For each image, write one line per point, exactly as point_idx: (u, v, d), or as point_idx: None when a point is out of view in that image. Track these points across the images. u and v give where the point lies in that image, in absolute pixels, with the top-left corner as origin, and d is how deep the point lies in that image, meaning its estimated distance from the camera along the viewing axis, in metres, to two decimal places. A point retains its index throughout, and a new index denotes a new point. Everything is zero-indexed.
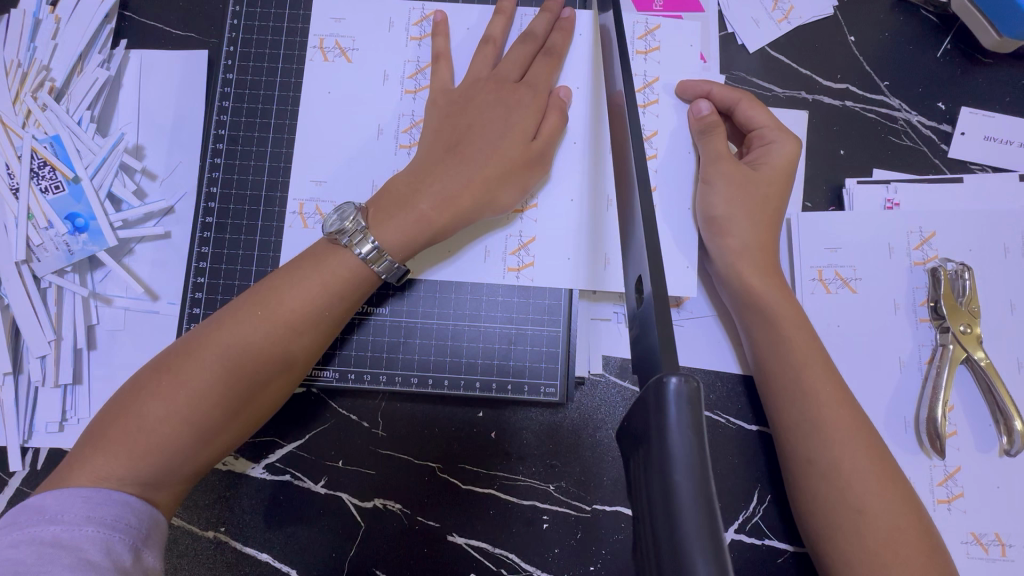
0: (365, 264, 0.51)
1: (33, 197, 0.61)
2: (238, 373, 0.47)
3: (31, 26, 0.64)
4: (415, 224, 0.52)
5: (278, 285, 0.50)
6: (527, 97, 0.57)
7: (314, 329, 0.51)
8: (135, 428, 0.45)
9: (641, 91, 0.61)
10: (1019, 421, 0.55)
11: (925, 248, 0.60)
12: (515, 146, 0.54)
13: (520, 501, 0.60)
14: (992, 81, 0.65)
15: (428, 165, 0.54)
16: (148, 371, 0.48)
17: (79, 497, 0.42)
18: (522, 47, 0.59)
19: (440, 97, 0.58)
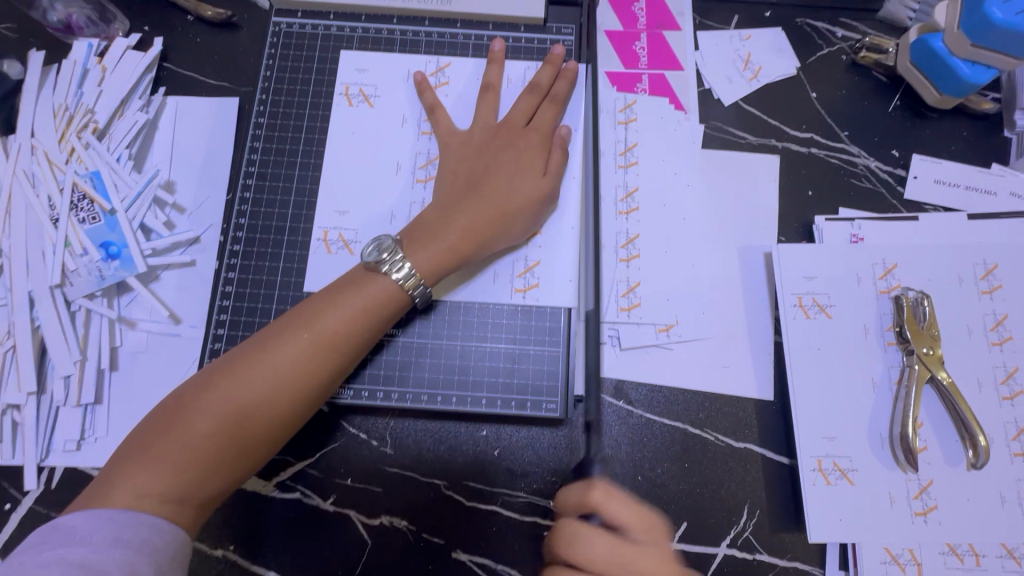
0: (401, 288, 0.56)
1: (71, 226, 0.65)
2: (278, 393, 0.51)
3: (79, 75, 0.71)
4: (446, 253, 0.58)
5: (318, 309, 0.54)
6: (536, 141, 0.64)
7: (349, 351, 0.55)
8: (177, 444, 0.48)
9: (623, 155, 0.72)
10: (983, 437, 0.59)
11: (889, 278, 0.66)
12: (527, 182, 0.61)
13: (522, 518, 0.63)
14: (937, 132, 0.73)
15: (450, 201, 0.60)
16: (190, 388, 0.51)
17: (108, 518, 0.44)
18: (529, 96, 0.66)
19: (452, 141, 0.65)
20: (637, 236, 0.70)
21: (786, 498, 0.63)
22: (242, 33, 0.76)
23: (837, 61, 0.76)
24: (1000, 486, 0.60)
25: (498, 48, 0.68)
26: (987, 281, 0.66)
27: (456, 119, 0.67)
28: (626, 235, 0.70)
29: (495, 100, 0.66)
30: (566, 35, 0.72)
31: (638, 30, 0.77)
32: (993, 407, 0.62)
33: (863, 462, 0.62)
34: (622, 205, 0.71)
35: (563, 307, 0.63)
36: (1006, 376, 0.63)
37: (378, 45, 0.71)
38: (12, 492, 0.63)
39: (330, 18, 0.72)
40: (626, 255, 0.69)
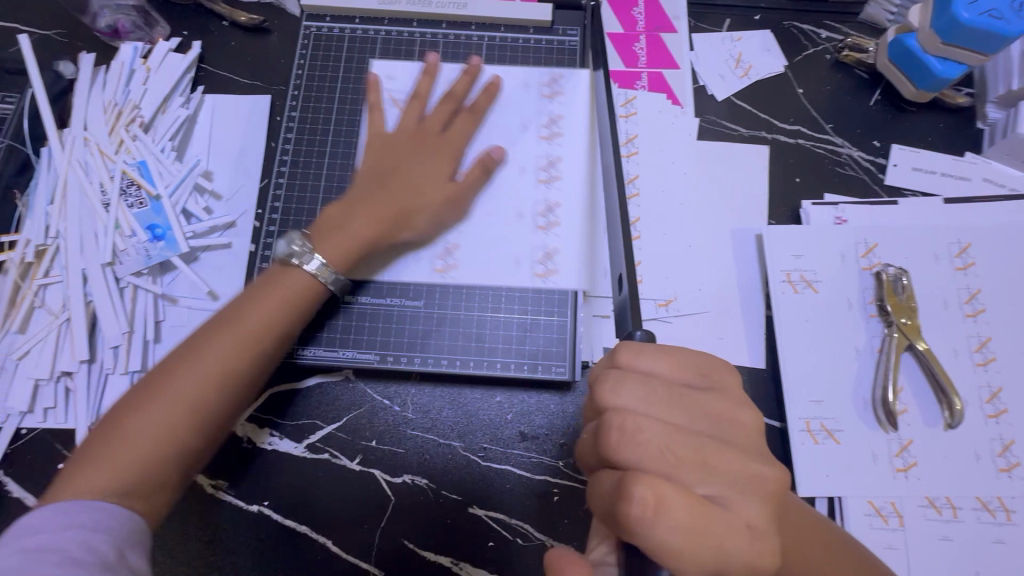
0: (317, 278, 0.60)
1: (120, 211, 0.72)
2: (213, 384, 0.54)
3: (126, 74, 0.77)
4: (345, 245, 0.61)
5: (241, 305, 0.58)
6: (446, 146, 0.67)
7: (274, 342, 0.58)
8: (116, 444, 0.50)
9: (624, 145, 0.79)
10: (957, 399, 0.65)
11: (871, 256, 0.72)
12: (434, 186, 0.65)
13: (534, 476, 0.68)
14: (915, 124, 0.80)
15: (358, 197, 0.64)
16: (131, 394, 0.53)
17: (60, 508, 0.46)
18: (444, 105, 0.69)
19: (376, 142, 0.68)
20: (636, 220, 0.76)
21: (778, 458, 0.68)
22: (273, 37, 0.83)
23: (821, 60, 0.82)
24: (975, 445, 0.66)
25: (474, 61, 0.72)
26: (962, 258, 0.71)
27: (387, 119, 0.72)
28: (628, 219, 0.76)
29: (419, 110, 0.69)
30: (571, 36, 0.78)
31: (637, 32, 0.83)
32: (968, 373, 0.68)
33: (848, 423, 0.67)
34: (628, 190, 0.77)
35: (570, 284, 0.67)
36: (979, 344, 0.69)
37: (399, 46, 0.78)
38: (65, 453, 0.68)
39: (356, 22, 0.78)
40: None
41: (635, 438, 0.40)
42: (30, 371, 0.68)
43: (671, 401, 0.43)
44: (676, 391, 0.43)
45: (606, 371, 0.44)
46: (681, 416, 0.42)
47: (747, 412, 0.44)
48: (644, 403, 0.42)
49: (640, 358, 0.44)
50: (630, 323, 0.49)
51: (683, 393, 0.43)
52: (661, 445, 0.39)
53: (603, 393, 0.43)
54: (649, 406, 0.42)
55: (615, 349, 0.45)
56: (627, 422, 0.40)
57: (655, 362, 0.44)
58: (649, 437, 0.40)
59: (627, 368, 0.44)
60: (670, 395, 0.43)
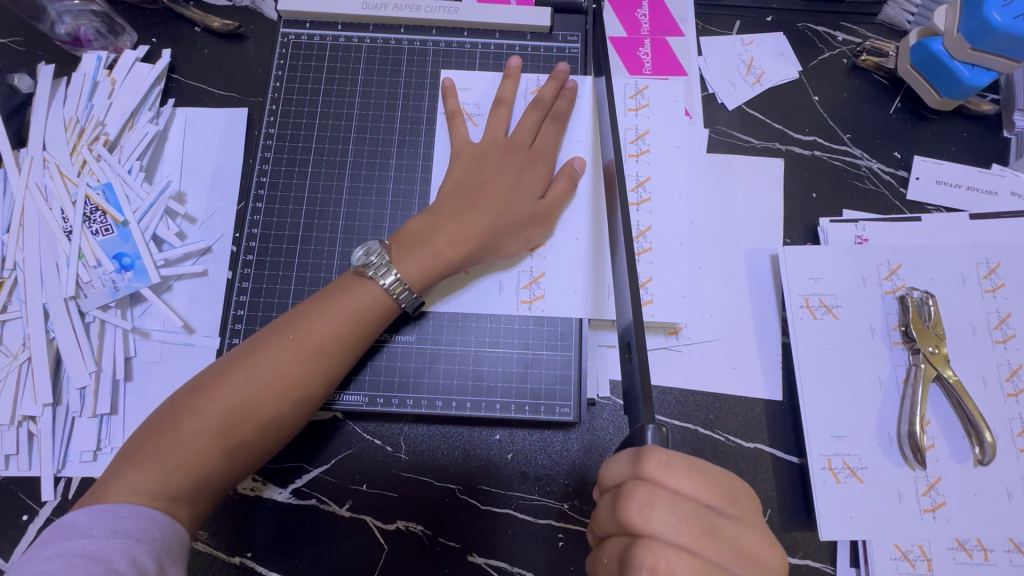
0: (389, 293, 0.56)
1: (84, 239, 0.66)
2: (266, 398, 0.51)
3: (89, 88, 0.71)
4: (433, 259, 0.58)
5: (311, 310, 0.55)
6: (539, 162, 0.64)
7: (340, 355, 0.55)
8: (168, 444, 0.49)
9: (634, 142, 0.70)
10: (989, 433, 0.60)
11: (894, 278, 0.67)
12: (524, 201, 0.62)
13: (537, 521, 0.63)
14: (937, 133, 0.75)
15: (445, 209, 0.60)
16: (188, 391, 0.52)
17: (107, 512, 0.45)
18: (533, 113, 0.66)
19: (462, 149, 0.65)
20: (649, 228, 0.68)
21: (797, 498, 0.64)
22: (249, 44, 0.77)
23: (838, 65, 0.77)
24: (1007, 482, 0.61)
25: (516, 62, 0.69)
26: (990, 279, 0.67)
27: (470, 131, 0.68)
28: (637, 227, 0.68)
29: (463, 124, 0.67)
30: (572, 42, 0.72)
31: (641, 36, 0.77)
32: (999, 404, 0.64)
33: (871, 460, 0.63)
34: (633, 196, 0.69)
35: (574, 312, 0.63)
36: (1010, 373, 0.64)
37: (386, 55, 0.72)
38: (29, 504, 0.63)
39: (338, 29, 0.73)
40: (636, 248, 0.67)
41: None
42: None
43: (700, 530, 0.38)
44: (704, 522, 0.39)
45: (631, 488, 0.39)
46: (709, 549, 0.38)
47: (768, 547, 0.40)
48: (674, 536, 0.38)
49: (669, 473, 0.39)
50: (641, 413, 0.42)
51: (710, 524, 0.39)
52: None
53: (631, 517, 0.38)
54: (680, 538, 0.38)
55: (640, 455, 0.39)
56: (659, 562, 0.37)
57: (686, 483, 0.39)
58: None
59: (654, 484, 0.39)
60: (698, 525, 0.39)
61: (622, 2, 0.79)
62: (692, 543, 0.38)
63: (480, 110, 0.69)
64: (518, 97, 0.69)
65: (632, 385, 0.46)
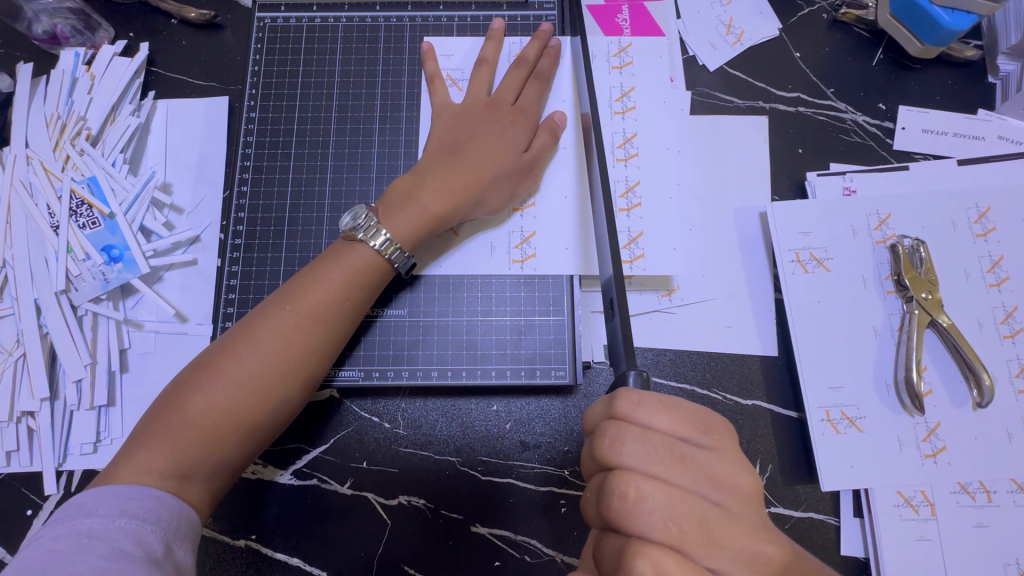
0: (380, 255, 0.56)
1: (72, 232, 0.66)
2: (268, 371, 0.51)
3: (69, 84, 0.71)
4: (419, 217, 0.58)
5: (304, 281, 0.55)
6: (520, 120, 0.63)
7: (338, 324, 0.55)
8: (174, 424, 0.49)
9: (620, 100, 0.70)
10: (986, 376, 0.60)
11: (884, 228, 0.67)
12: (508, 154, 0.61)
13: (537, 488, 0.63)
14: (921, 82, 0.74)
15: (427, 167, 0.60)
16: (189, 371, 0.52)
17: (113, 492, 0.45)
18: (516, 72, 0.65)
19: (443, 111, 0.65)
20: (639, 183, 0.68)
21: (797, 452, 0.64)
22: (227, 33, 0.77)
23: (818, 20, 0.77)
24: (1007, 423, 0.61)
25: (496, 26, 0.68)
26: (981, 224, 0.66)
27: (452, 95, 0.68)
28: (627, 183, 0.68)
29: (443, 87, 0.67)
30: (549, 10, 0.72)
31: (619, 2, 0.76)
32: (996, 347, 0.63)
33: (870, 410, 0.62)
34: (621, 151, 0.68)
35: (565, 274, 0.64)
36: (1005, 315, 0.64)
37: (362, 33, 0.72)
38: (32, 499, 0.63)
39: (313, 10, 0.72)
40: (626, 205, 0.67)
41: (636, 505, 0.37)
42: None
43: (673, 461, 0.39)
44: (677, 453, 0.39)
45: (605, 425, 0.40)
46: (683, 478, 0.38)
47: (746, 476, 0.40)
48: (647, 465, 0.38)
49: (641, 410, 0.40)
50: (624, 362, 0.44)
51: (684, 455, 0.39)
52: (663, 514, 0.37)
53: (603, 451, 0.39)
54: (651, 467, 0.38)
55: (615, 394, 0.41)
56: (629, 488, 0.37)
57: (657, 417, 0.40)
58: (652, 506, 0.37)
59: (626, 421, 0.40)
60: (670, 456, 0.39)
61: None
62: (665, 473, 0.38)
63: (464, 75, 0.69)
64: (500, 60, 0.69)
65: (612, 338, 0.47)
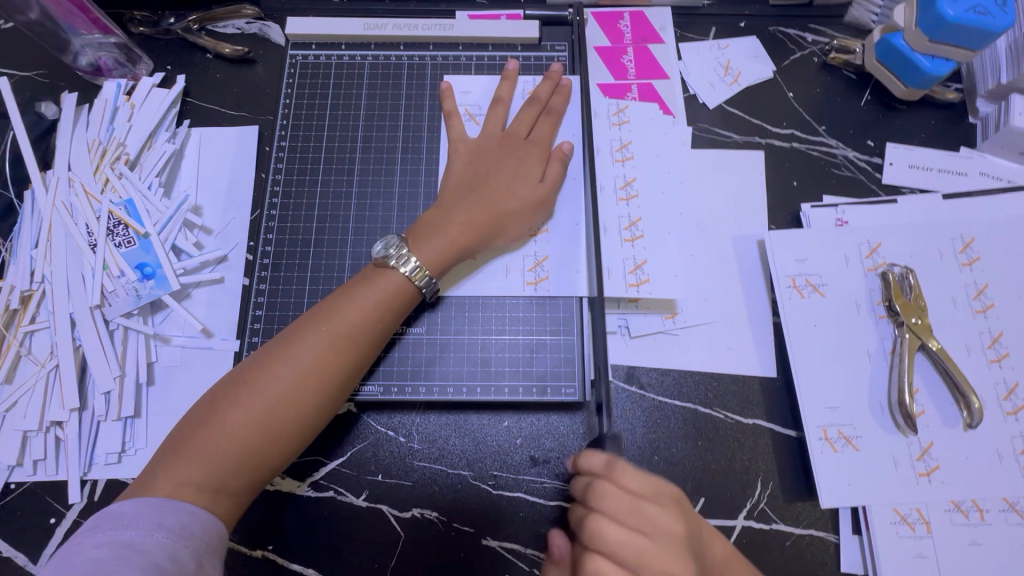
0: (409, 280, 0.60)
1: (108, 251, 0.70)
2: (302, 388, 0.54)
3: (110, 112, 0.76)
4: (446, 246, 0.62)
5: (337, 304, 0.58)
6: (534, 152, 0.68)
7: (368, 345, 0.58)
8: (211, 438, 0.51)
9: (618, 152, 0.75)
10: (976, 398, 0.64)
11: (875, 256, 0.71)
12: (524, 187, 0.66)
13: (547, 503, 0.65)
14: (906, 122, 0.79)
15: (453, 201, 0.64)
16: (224, 386, 0.55)
17: (152, 505, 0.48)
18: (528, 109, 0.71)
19: (461, 145, 0.70)
20: (638, 221, 0.72)
21: (797, 470, 0.66)
22: (259, 67, 0.82)
23: (810, 64, 0.83)
24: (997, 444, 0.64)
25: (511, 68, 0.74)
26: (966, 254, 0.70)
27: (468, 128, 0.73)
28: (628, 220, 0.72)
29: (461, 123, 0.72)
30: (560, 52, 0.78)
31: (625, 44, 0.83)
32: (983, 370, 0.66)
33: (865, 429, 0.65)
34: (622, 192, 0.73)
35: (574, 296, 0.67)
36: (991, 340, 0.67)
37: (387, 70, 0.77)
38: (56, 507, 0.65)
39: (341, 49, 0.78)
40: (629, 236, 0.71)
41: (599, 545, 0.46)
42: (18, 423, 0.66)
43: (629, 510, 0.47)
44: (644, 515, 0.47)
45: (595, 479, 0.49)
46: (638, 524, 0.47)
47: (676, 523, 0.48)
48: (616, 519, 0.47)
49: (622, 473, 0.48)
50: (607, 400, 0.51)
51: (642, 507, 0.47)
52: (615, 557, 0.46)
53: (590, 498, 0.49)
54: (619, 514, 0.47)
55: (612, 461, 0.49)
56: (595, 529, 0.47)
57: (638, 482, 0.48)
58: (609, 540, 0.46)
59: (609, 478, 0.49)
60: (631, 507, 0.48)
61: (604, 15, 0.85)
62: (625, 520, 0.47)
63: (481, 109, 0.74)
64: (515, 97, 0.74)
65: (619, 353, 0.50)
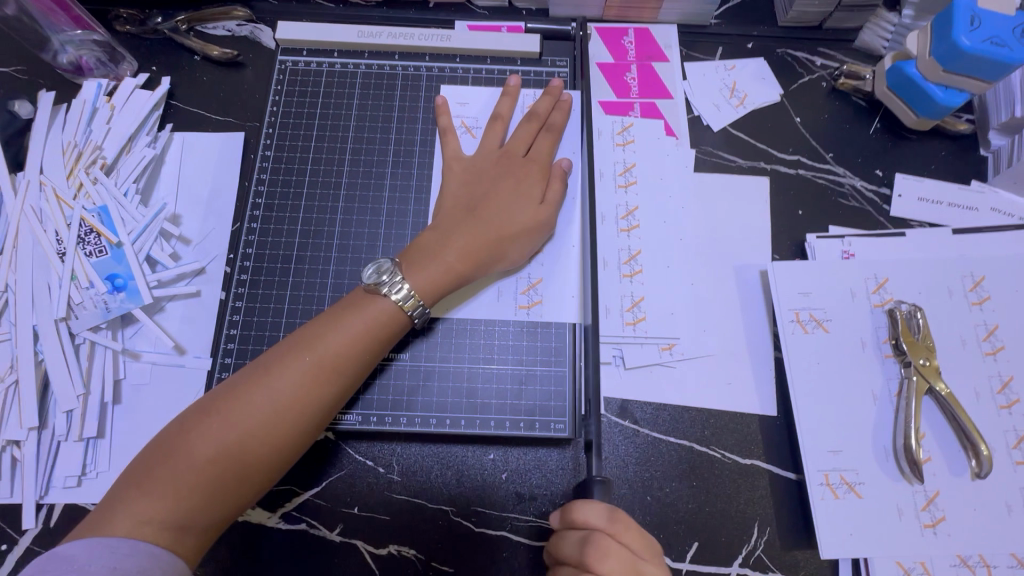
0: (402, 309, 0.56)
1: (77, 260, 0.66)
2: (279, 420, 0.51)
3: (88, 113, 0.72)
4: (442, 273, 0.58)
5: (322, 329, 0.55)
6: (534, 170, 0.65)
7: (351, 375, 0.55)
8: (177, 471, 0.48)
9: (622, 175, 0.75)
10: (984, 446, 0.60)
11: (882, 292, 0.68)
12: (523, 208, 0.62)
13: (532, 543, 0.62)
14: (916, 152, 0.77)
15: (450, 224, 0.61)
16: (194, 413, 0.51)
17: (106, 547, 0.43)
18: (528, 125, 0.68)
19: (455, 164, 0.67)
20: (639, 253, 0.72)
21: (796, 515, 0.63)
22: (247, 71, 0.79)
23: (818, 88, 0.80)
24: (1005, 495, 0.61)
25: (512, 82, 0.71)
26: (977, 292, 0.68)
27: (464, 143, 0.70)
28: (629, 251, 0.72)
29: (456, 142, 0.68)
30: (561, 67, 0.75)
31: (628, 61, 0.80)
32: (992, 417, 0.63)
33: (869, 475, 0.62)
34: (624, 222, 0.73)
35: (567, 323, 0.64)
36: (1001, 385, 0.65)
37: (380, 80, 0.74)
38: (8, 533, 0.61)
39: (334, 56, 0.75)
40: (628, 271, 0.71)
41: None
42: None
43: None
44: (641, 573, 0.49)
45: (597, 537, 0.50)
46: None
47: None
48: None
49: (627, 534, 0.50)
50: None
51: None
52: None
53: (588, 557, 0.49)
54: None
55: (613, 515, 0.51)
56: None
57: (637, 541, 0.51)
58: None
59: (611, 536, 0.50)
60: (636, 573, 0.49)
61: (608, 30, 0.82)
62: None
63: (479, 123, 0.71)
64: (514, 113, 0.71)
65: None
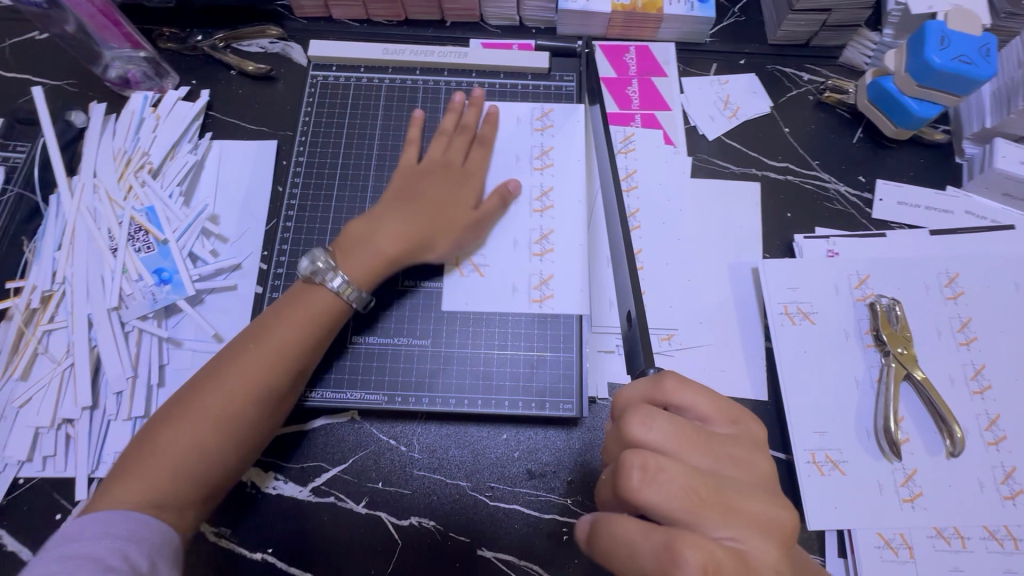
0: (339, 295, 0.61)
1: (128, 255, 0.73)
2: (236, 405, 0.55)
3: (137, 122, 0.79)
4: (373, 260, 0.63)
5: (269, 321, 0.60)
6: (468, 177, 0.71)
7: (301, 360, 0.60)
8: (148, 460, 0.52)
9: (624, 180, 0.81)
10: (957, 427, 0.66)
11: (864, 287, 0.74)
12: (456, 211, 0.68)
13: (543, 516, 0.67)
14: (896, 160, 0.83)
15: (382, 216, 0.66)
16: (161, 412, 0.56)
17: (99, 519, 0.49)
18: (461, 136, 0.74)
19: (405, 171, 0.71)
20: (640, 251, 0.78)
21: (786, 492, 0.68)
22: (280, 85, 0.86)
23: (805, 101, 0.87)
24: (977, 472, 0.66)
25: (459, 98, 0.76)
26: (951, 288, 0.73)
27: None
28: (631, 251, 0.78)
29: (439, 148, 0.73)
30: (567, 82, 0.82)
31: (629, 76, 0.87)
32: (966, 401, 0.69)
33: (852, 454, 0.67)
34: None
35: (574, 313, 0.70)
36: (974, 372, 0.70)
37: (402, 93, 0.81)
38: (63, 504, 0.66)
39: (360, 71, 0.82)
40: None
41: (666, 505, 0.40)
42: (30, 419, 0.67)
43: (687, 439, 0.44)
44: (700, 432, 0.44)
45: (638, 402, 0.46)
46: (705, 457, 0.43)
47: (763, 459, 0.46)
48: (669, 443, 0.43)
49: (682, 392, 0.46)
50: (641, 362, 0.51)
51: (705, 434, 0.44)
52: (683, 484, 0.40)
53: (631, 426, 0.44)
54: (674, 444, 0.43)
55: (656, 380, 0.47)
56: (650, 461, 0.41)
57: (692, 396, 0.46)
58: (669, 478, 0.41)
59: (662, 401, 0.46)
60: (693, 435, 0.44)
61: (611, 46, 0.89)
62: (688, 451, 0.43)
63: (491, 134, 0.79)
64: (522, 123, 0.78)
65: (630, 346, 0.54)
